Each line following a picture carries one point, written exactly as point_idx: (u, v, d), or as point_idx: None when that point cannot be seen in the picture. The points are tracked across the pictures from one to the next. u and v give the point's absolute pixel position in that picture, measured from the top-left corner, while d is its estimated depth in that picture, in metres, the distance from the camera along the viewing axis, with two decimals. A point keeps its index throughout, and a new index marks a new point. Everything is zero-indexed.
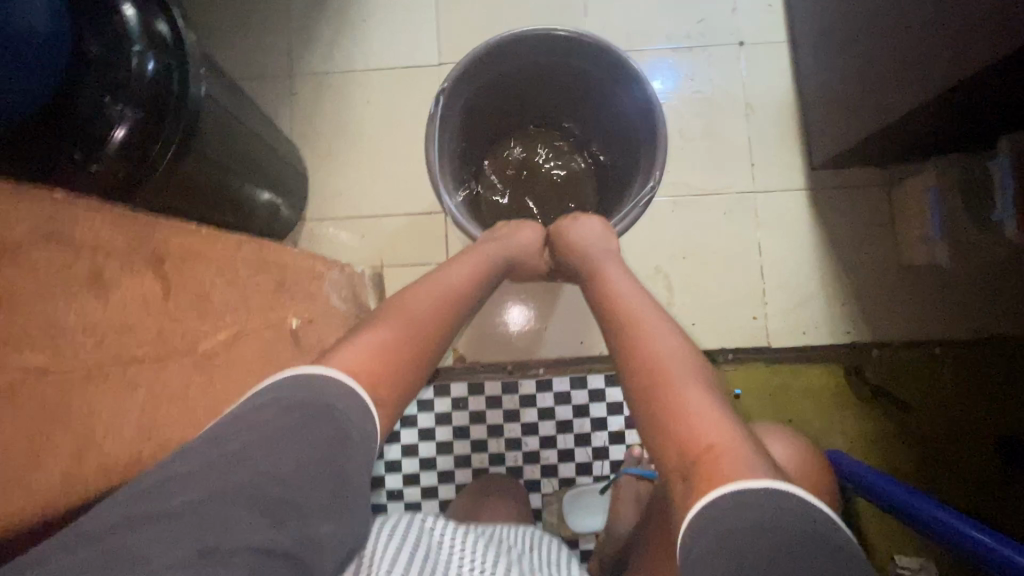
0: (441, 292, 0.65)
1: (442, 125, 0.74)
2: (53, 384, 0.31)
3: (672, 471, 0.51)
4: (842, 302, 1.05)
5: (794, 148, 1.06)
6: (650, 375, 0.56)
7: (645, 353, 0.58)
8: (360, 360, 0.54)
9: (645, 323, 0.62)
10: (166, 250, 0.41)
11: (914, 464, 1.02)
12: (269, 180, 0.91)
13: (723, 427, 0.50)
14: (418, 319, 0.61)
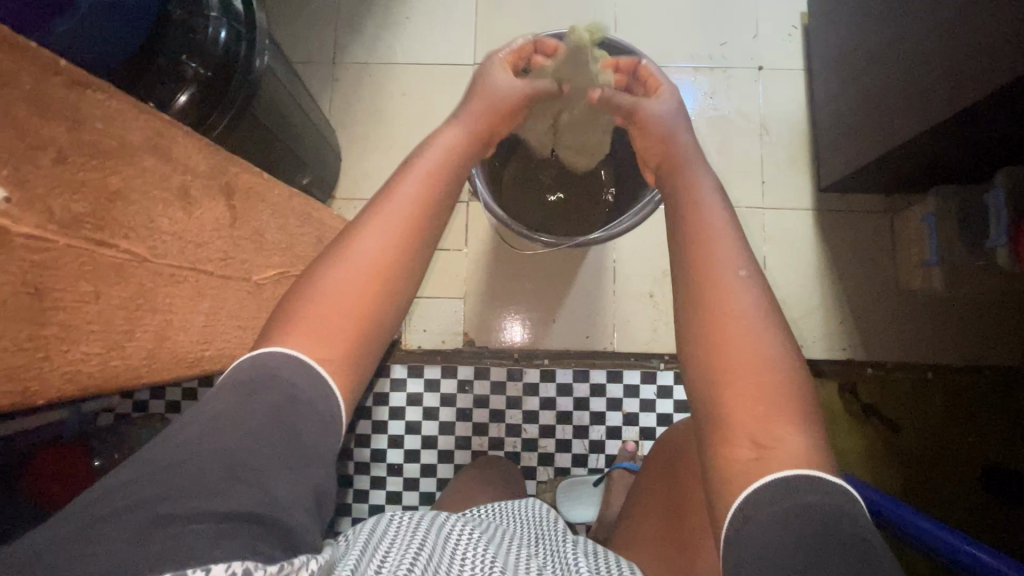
0: (399, 227, 0.55)
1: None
2: (139, 274, 0.38)
3: (738, 434, 0.47)
4: (840, 319, 1.09)
5: (804, 170, 1.12)
6: (731, 338, 0.50)
7: (723, 301, 0.52)
8: (315, 345, 0.49)
9: (723, 264, 0.54)
10: (235, 184, 0.47)
11: (901, 483, 1.05)
12: (308, 158, 0.96)
13: (801, 416, 0.48)
14: (359, 270, 0.52)
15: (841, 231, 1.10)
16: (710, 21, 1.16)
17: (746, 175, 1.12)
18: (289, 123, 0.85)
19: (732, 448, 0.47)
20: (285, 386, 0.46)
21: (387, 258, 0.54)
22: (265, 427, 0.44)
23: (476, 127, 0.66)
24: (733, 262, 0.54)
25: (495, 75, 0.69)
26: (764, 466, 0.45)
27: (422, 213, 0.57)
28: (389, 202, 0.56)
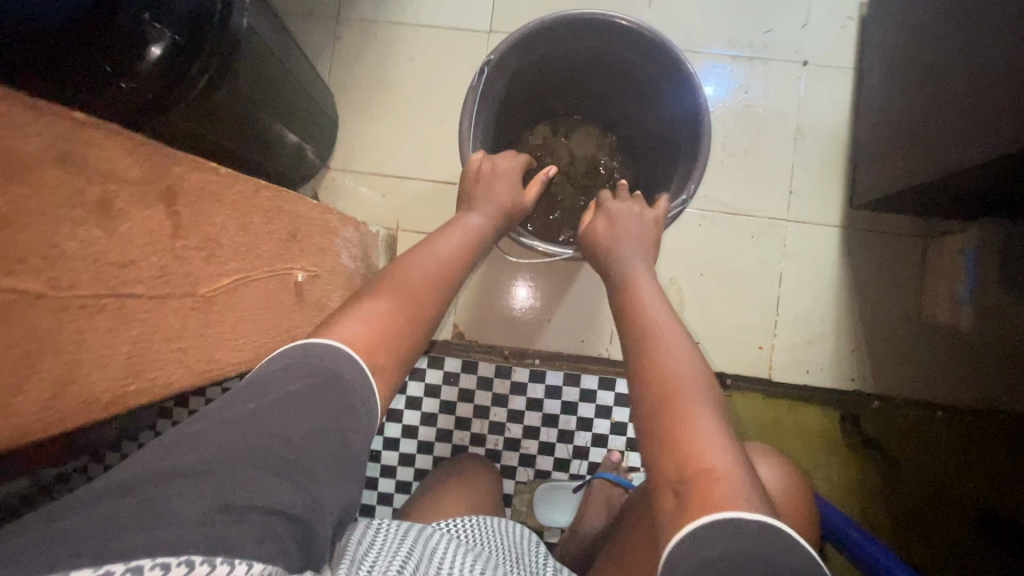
0: (439, 261, 0.64)
1: (482, 100, 0.73)
2: (44, 310, 0.31)
3: (665, 484, 0.50)
4: (852, 347, 1.02)
5: (837, 182, 1.03)
6: (667, 386, 0.56)
7: (662, 369, 0.58)
8: (366, 330, 0.55)
9: (667, 328, 0.62)
10: (180, 186, 0.40)
11: (889, 521, 1.02)
12: (294, 125, 0.88)
13: (727, 451, 0.50)
14: (406, 291, 0.61)
15: (868, 254, 1.02)
16: (756, 4, 1.04)
17: (773, 182, 1.03)
18: (273, 85, 0.77)
19: (665, 481, 0.50)
20: (344, 395, 0.50)
21: (426, 285, 0.62)
22: (321, 428, 0.46)
23: (497, 208, 0.69)
24: (669, 339, 0.61)
25: (500, 164, 0.69)
26: (689, 507, 0.47)
27: (453, 262, 0.65)
28: (437, 241, 0.66)
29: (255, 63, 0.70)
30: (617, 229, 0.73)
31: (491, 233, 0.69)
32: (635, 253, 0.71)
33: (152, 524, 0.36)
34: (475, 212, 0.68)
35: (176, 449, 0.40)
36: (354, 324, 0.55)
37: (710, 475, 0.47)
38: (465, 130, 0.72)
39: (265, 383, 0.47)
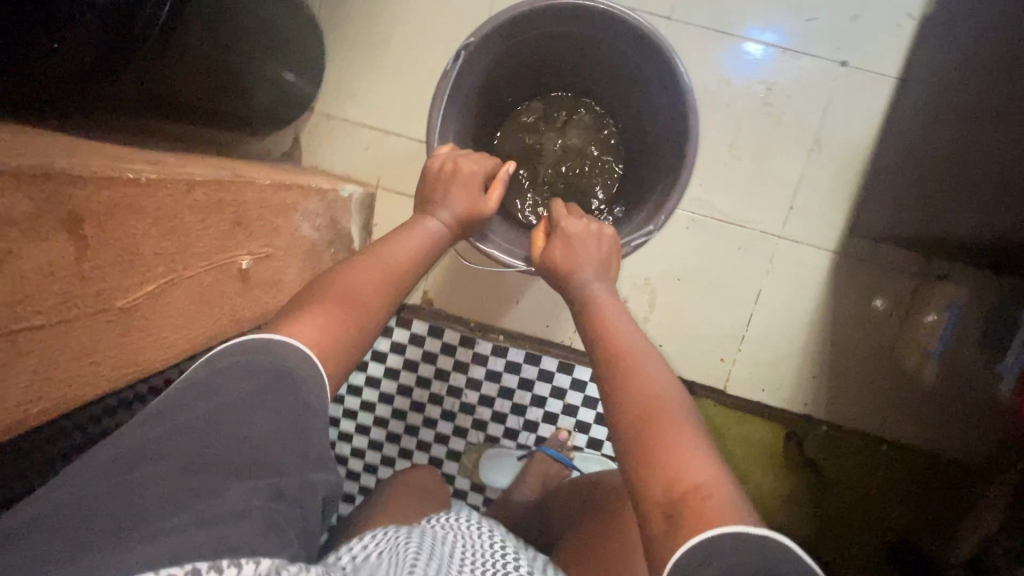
0: (394, 263, 0.61)
1: (456, 88, 0.68)
2: None
3: (653, 507, 0.48)
4: (814, 373, 1.02)
5: (843, 205, 0.96)
6: (637, 408, 0.54)
7: (641, 389, 0.55)
8: (318, 331, 0.51)
9: (636, 346, 0.60)
10: (83, 212, 0.39)
11: (810, 535, 1.07)
12: (277, 63, 0.91)
13: (712, 467, 0.49)
14: (358, 294, 0.57)
15: (857, 283, 0.98)
16: None
17: (776, 195, 0.97)
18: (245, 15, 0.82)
19: (651, 503, 0.49)
20: (303, 387, 0.46)
21: (381, 284, 0.59)
22: (283, 427, 0.44)
23: (455, 216, 0.66)
24: (646, 355, 0.59)
25: (462, 164, 0.66)
26: (677, 530, 0.45)
27: (408, 264, 0.63)
28: (397, 241, 0.64)
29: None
30: (576, 250, 0.66)
31: (451, 237, 0.68)
32: (590, 272, 0.66)
33: (134, 540, 0.37)
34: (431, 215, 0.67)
35: (143, 462, 0.40)
36: (307, 322, 0.52)
37: (696, 495, 0.46)
38: (432, 124, 0.68)
39: (216, 378, 0.45)
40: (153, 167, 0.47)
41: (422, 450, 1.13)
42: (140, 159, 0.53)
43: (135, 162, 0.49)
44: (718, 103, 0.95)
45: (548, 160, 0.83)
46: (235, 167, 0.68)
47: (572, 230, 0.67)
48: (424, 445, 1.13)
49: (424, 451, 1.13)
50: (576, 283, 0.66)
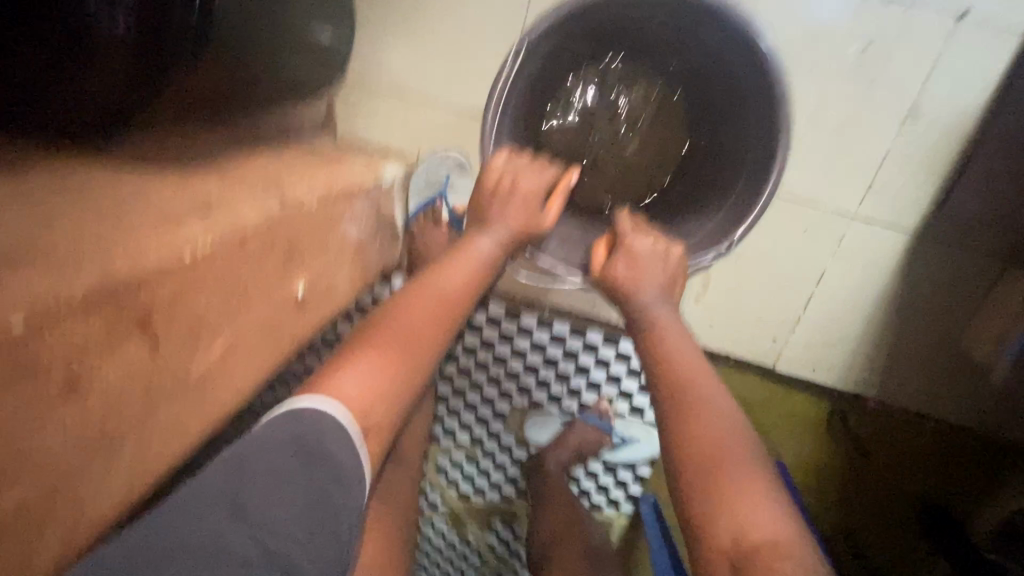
0: (438, 296, 0.60)
1: (513, 82, 0.68)
2: (39, 495, 0.34)
3: (717, 556, 0.46)
4: (869, 356, 0.99)
5: (931, 182, 0.87)
6: (699, 446, 0.50)
7: (705, 429, 0.52)
8: (361, 389, 0.51)
9: (699, 377, 0.56)
10: (151, 308, 0.39)
11: (841, 498, 1.11)
12: (320, 18, 0.80)
13: (782, 522, 0.46)
14: (409, 335, 0.56)
15: (933, 267, 0.91)
16: None
17: (854, 170, 0.88)
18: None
19: (715, 553, 0.46)
20: (336, 460, 0.46)
21: (428, 330, 0.58)
22: (307, 513, 0.44)
23: (510, 233, 0.67)
24: (708, 389, 0.55)
25: (519, 181, 0.68)
26: None
27: (456, 296, 0.61)
28: (445, 272, 0.62)
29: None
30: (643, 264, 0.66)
31: (503, 254, 0.67)
32: (654, 293, 0.65)
33: None
34: (488, 232, 0.66)
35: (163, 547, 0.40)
36: (352, 378, 0.52)
37: (769, 550, 0.44)
38: (486, 125, 0.67)
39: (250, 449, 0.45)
40: (207, 230, 0.46)
41: (469, 411, 1.19)
42: (191, 203, 0.51)
43: (189, 217, 0.47)
44: (801, 67, 0.84)
45: (602, 138, 0.79)
46: (280, 178, 0.65)
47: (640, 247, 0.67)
48: (471, 406, 1.18)
49: (471, 411, 1.18)
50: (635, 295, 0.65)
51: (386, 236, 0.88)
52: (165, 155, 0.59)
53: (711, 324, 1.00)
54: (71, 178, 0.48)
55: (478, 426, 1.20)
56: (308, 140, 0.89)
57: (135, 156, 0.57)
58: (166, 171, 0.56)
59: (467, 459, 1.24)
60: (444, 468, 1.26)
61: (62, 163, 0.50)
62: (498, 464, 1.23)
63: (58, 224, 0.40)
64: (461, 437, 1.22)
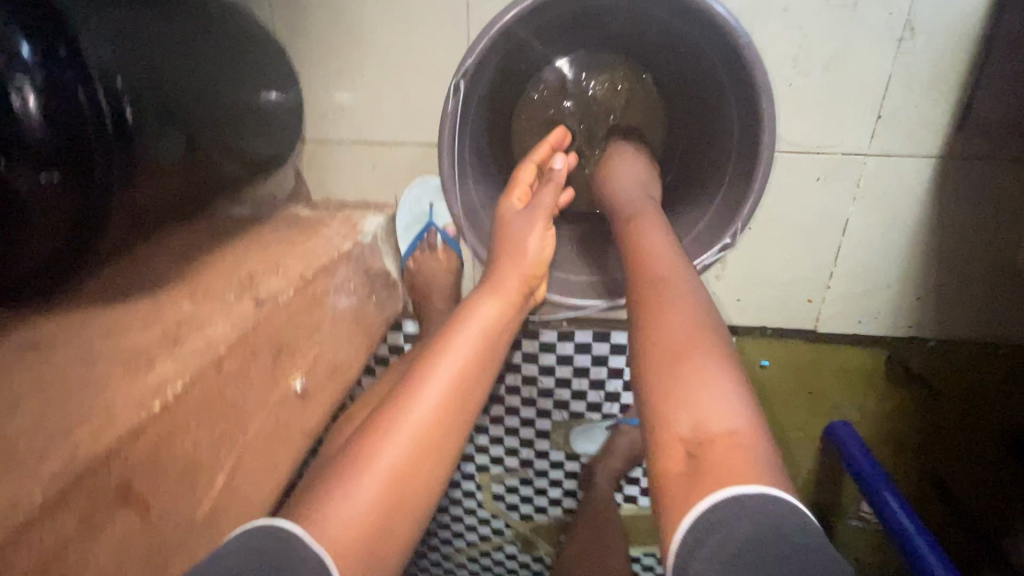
0: (448, 384, 0.51)
1: (462, 121, 0.66)
2: None
3: (670, 438, 0.43)
4: (917, 295, 0.91)
5: (947, 96, 0.78)
6: (664, 347, 0.48)
7: (669, 330, 0.48)
8: (368, 512, 0.43)
9: (666, 275, 0.53)
10: (129, 477, 0.37)
11: (917, 442, 1.04)
12: (261, 79, 0.77)
13: (743, 411, 0.43)
14: (395, 456, 0.46)
15: (969, 186, 0.82)
16: None
17: (856, 104, 0.80)
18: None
19: (670, 437, 0.43)
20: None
21: (421, 449, 0.48)
22: None
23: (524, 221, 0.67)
24: (673, 290, 0.52)
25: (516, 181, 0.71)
26: (703, 475, 0.40)
27: (455, 389, 0.52)
28: (442, 355, 0.53)
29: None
30: (623, 183, 0.68)
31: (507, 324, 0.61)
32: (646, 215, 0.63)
33: None
34: (490, 297, 0.60)
35: None
36: (353, 503, 0.43)
37: (728, 440, 0.41)
38: (446, 172, 0.66)
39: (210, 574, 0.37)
40: (175, 367, 0.44)
41: (512, 435, 1.15)
42: (162, 334, 0.49)
43: (158, 354, 0.46)
44: (773, 10, 0.76)
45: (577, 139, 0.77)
46: (254, 272, 0.62)
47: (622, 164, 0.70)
48: (512, 430, 1.15)
49: (514, 435, 1.15)
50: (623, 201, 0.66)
51: (382, 290, 0.85)
52: (136, 282, 0.57)
53: (739, 299, 0.94)
54: (39, 341, 0.47)
55: (525, 448, 1.16)
56: (285, 213, 0.87)
57: (104, 292, 0.55)
58: (136, 300, 0.54)
59: (522, 483, 1.21)
60: (501, 495, 1.23)
61: (32, 325, 0.49)
62: (553, 481, 1.20)
63: (25, 408, 0.39)
64: (511, 463, 1.19)
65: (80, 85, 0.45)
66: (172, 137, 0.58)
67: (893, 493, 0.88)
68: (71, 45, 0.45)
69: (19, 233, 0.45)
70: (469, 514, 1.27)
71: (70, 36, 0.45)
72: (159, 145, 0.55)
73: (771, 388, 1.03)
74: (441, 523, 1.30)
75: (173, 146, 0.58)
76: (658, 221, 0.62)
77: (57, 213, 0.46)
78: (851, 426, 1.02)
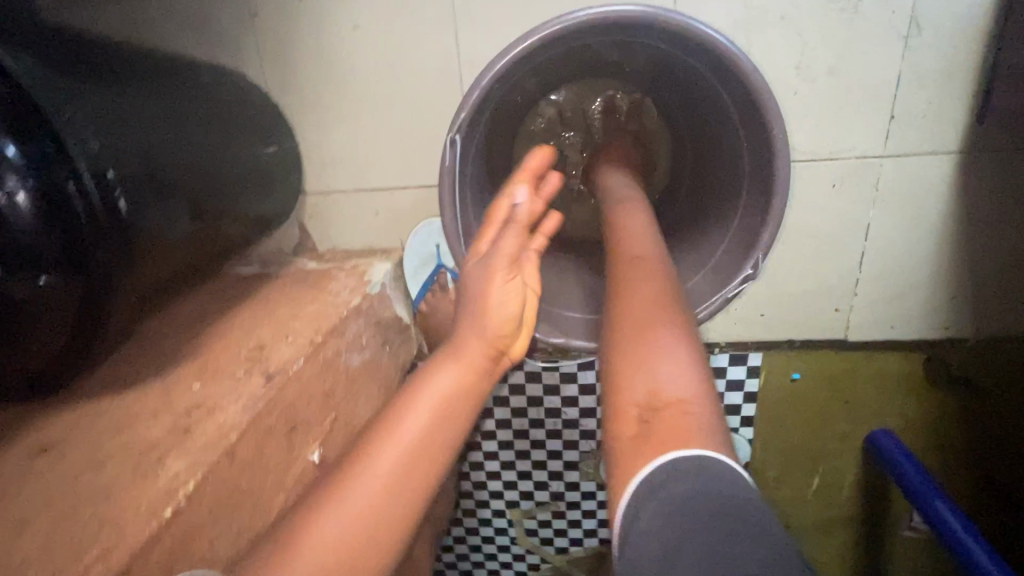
0: (419, 431, 0.48)
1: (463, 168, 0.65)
2: None
3: (624, 405, 0.43)
4: (953, 294, 0.86)
5: (961, 89, 0.75)
6: (629, 319, 0.48)
7: (634, 303, 0.49)
8: (353, 518, 0.41)
9: (633, 262, 0.54)
10: None
11: (969, 446, 0.97)
12: (257, 139, 0.77)
13: (697, 383, 0.42)
14: (349, 511, 0.41)
15: (997, 177, 0.78)
16: None
17: (865, 106, 0.77)
18: (138, 74, 0.60)
19: (625, 403, 0.43)
20: None
21: (382, 498, 0.43)
22: None
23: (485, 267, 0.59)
24: (647, 271, 0.52)
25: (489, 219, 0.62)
26: (647, 438, 0.40)
27: (422, 444, 0.47)
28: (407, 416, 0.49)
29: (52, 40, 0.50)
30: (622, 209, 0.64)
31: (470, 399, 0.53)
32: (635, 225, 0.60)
33: None
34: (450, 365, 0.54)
35: None
36: (340, 515, 0.41)
37: (679, 406, 0.40)
38: (450, 227, 0.64)
39: None
40: (186, 461, 0.42)
41: (540, 470, 1.12)
42: (172, 424, 0.47)
43: (168, 448, 0.44)
44: (769, 20, 0.74)
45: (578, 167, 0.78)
46: (263, 340, 0.61)
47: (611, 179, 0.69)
48: (540, 464, 1.11)
49: (541, 469, 1.11)
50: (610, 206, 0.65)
51: (395, 338, 0.83)
52: (145, 365, 0.57)
53: (763, 314, 0.91)
54: (49, 444, 0.45)
55: (554, 481, 1.13)
56: (292, 268, 0.86)
57: (114, 380, 0.54)
58: (145, 386, 0.53)
59: (554, 516, 1.17)
60: (534, 530, 1.19)
61: (42, 425, 0.48)
62: (587, 512, 1.16)
63: (36, 526, 0.37)
64: (541, 497, 1.15)
65: (71, 181, 0.44)
66: (169, 212, 0.57)
67: (945, 502, 0.83)
68: (59, 140, 0.44)
69: (23, 333, 0.45)
70: (503, 551, 1.23)
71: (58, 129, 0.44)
72: (156, 222, 0.54)
73: (804, 401, 0.98)
74: (476, 562, 1.26)
75: (171, 221, 0.57)
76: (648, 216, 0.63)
77: (56, 309, 0.45)
78: (894, 434, 0.97)
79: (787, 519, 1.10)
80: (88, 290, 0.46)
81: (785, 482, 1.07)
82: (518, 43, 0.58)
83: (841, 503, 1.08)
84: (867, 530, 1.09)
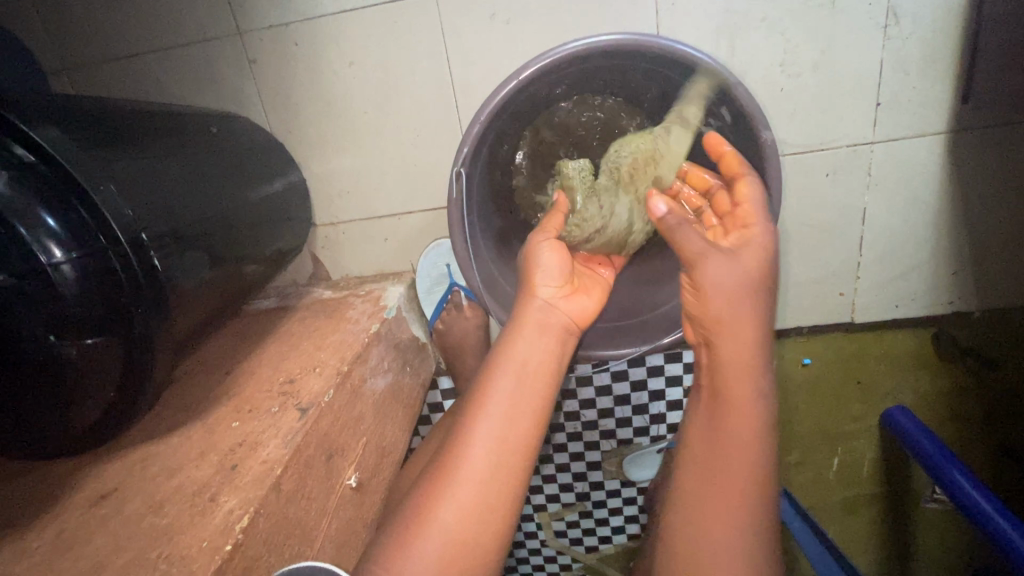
0: (503, 414, 0.54)
1: (469, 199, 0.67)
2: None
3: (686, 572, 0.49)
4: (954, 270, 0.88)
5: (942, 73, 0.77)
6: (719, 479, 0.50)
7: (728, 468, 0.50)
8: (458, 521, 0.49)
9: (735, 436, 0.50)
10: None
11: (985, 415, 0.99)
12: (266, 176, 0.80)
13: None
14: (458, 504, 0.50)
15: (985, 154, 0.80)
16: None
17: (851, 97, 0.79)
18: (154, 133, 0.63)
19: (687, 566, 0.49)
20: None
21: (476, 489, 0.50)
22: None
23: (552, 238, 0.67)
24: (744, 424, 0.51)
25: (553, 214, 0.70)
26: None
27: (512, 428, 0.53)
28: (493, 388, 0.55)
29: (72, 115, 0.53)
30: (727, 284, 0.54)
31: (551, 357, 0.60)
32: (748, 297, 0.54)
33: None
34: (532, 335, 0.60)
35: None
36: (447, 508, 0.49)
37: None
38: (460, 251, 0.66)
39: None
40: (240, 496, 0.45)
41: (564, 472, 1.14)
42: (218, 463, 0.50)
43: (218, 487, 0.47)
44: (751, 23, 0.76)
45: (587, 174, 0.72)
46: (292, 373, 0.64)
47: (730, 292, 0.53)
48: (564, 466, 1.13)
49: (565, 472, 1.14)
50: (723, 279, 0.54)
51: (415, 358, 0.86)
52: (186, 408, 0.60)
53: None
54: (110, 489, 0.49)
55: (579, 482, 1.15)
56: (309, 298, 0.89)
57: (158, 425, 0.57)
58: (189, 427, 0.56)
59: (582, 516, 1.19)
60: (563, 531, 1.22)
61: (100, 472, 0.52)
62: (612, 510, 1.18)
63: (111, 567, 0.41)
64: (567, 498, 1.17)
65: (108, 248, 0.47)
66: (195, 261, 0.60)
67: (964, 471, 0.84)
68: (91, 210, 0.47)
69: (81, 393, 0.48)
70: (535, 553, 1.25)
71: (89, 198, 0.47)
72: (185, 273, 0.57)
73: (815, 386, 1.00)
74: (510, 566, 1.29)
75: (199, 270, 0.60)
76: (750, 281, 0.54)
77: (105, 366, 0.48)
78: (908, 409, 0.98)
79: (810, 502, 1.12)
80: (132, 348, 0.50)
81: (806, 464, 1.09)
82: (503, 78, 0.61)
83: (862, 483, 1.09)
84: (890, 506, 1.10)
